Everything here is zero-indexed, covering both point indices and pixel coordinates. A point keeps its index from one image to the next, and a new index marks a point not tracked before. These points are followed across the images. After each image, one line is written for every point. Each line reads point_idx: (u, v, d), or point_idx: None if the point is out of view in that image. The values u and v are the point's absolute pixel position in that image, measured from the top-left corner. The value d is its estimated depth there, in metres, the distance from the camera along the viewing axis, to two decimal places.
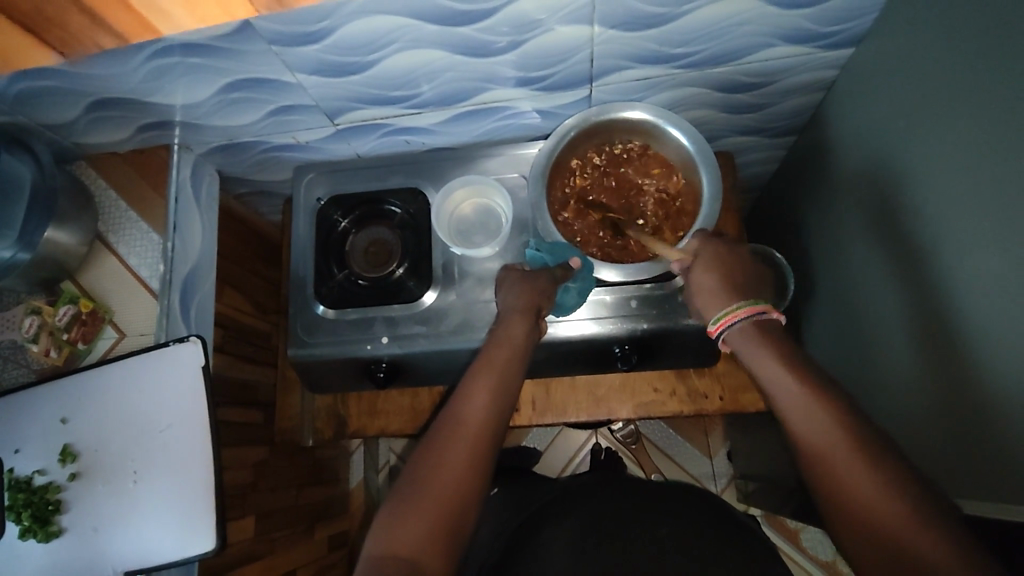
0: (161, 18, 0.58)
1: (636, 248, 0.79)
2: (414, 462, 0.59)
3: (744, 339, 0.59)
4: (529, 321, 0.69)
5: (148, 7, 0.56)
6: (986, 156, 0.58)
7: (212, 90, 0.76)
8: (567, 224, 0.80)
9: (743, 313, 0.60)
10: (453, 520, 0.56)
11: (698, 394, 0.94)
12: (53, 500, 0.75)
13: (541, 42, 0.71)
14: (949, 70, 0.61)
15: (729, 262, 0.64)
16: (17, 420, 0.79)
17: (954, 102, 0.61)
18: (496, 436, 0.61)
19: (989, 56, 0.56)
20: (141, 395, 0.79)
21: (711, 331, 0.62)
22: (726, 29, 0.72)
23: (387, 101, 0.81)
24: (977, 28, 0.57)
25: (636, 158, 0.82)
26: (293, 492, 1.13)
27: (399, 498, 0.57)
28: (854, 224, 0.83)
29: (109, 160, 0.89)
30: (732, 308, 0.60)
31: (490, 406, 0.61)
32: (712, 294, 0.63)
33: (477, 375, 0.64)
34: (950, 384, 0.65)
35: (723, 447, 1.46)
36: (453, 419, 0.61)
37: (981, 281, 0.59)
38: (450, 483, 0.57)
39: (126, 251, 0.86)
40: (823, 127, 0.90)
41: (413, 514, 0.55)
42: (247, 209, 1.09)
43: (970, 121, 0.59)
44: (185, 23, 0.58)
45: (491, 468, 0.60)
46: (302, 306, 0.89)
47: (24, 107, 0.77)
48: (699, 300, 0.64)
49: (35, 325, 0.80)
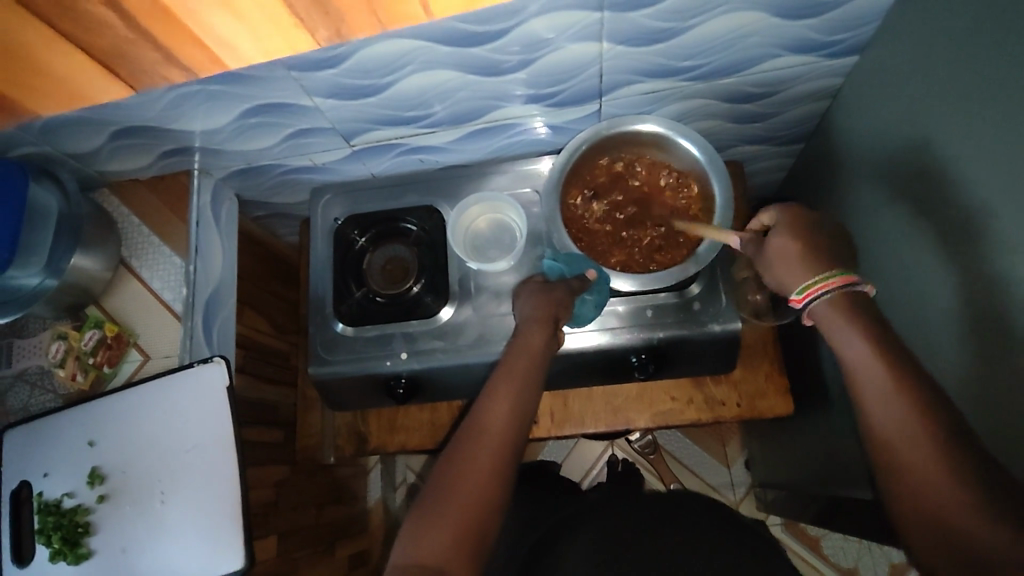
0: (225, 47, 0.60)
1: (664, 258, 0.80)
2: (439, 473, 0.60)
3: (830, 310, 0.58)
4: (547, 331, 0.71)
5: (216, 42, 0.59)
6: (989, 160, 0.59)
7: (232, 116, 0.78)
8: (656, 261, 0.80)
9: (835, 283, 0.58)
10: (478, 529, 0.57)
11: (715, 401, 0.95)
12: (83, 522, 0.76)
13: (551, 59, 0.73)
14: (953, 74, 0.62)
15: (812, 231, 0.61)
16: (42, 445, 0.80)
17: (957, 103, 0.62)
18: (516, 446, 0.62)
19: (989, 61, 0.58)
20: (166, 415, 0.80)
21: (796, 301, 0.60)
22: (731, 42, 0.74)
23: (401, 121, 0.83)
24: (975, 33, 0.59)
25: (601, 190, 0.82)
26: (314, 511, 1.14)
27: (426, 505, 0.58)
28: (865, 228, 0.84)
29: (130, 187, 0.91)
30: (824, 277, 0.58)
31: (512, 414, 0.63)
32: (796, 265, 0.60)
33: (498, 386, 0.64)
34: (965, 383, 0.65)
35: (741, 455, 1.46)
36: (474, 427, 0.62)
37: (990, 280, 0.60)
38: (475, 492, 0.58)
39: (149, 274, 0.87)
40: (829, 134, 0.91)
41: (436, 524, 0.56)
42: (265, 231, 1.10)
43: (971, 125, 0.61)
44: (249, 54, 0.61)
45: (513, 476, 0.61)
46: (321, 325, 0.90)
47: (51, 137, 0.80)
48: (778, 268, 0.62)
49: (62, 350, 0.82)
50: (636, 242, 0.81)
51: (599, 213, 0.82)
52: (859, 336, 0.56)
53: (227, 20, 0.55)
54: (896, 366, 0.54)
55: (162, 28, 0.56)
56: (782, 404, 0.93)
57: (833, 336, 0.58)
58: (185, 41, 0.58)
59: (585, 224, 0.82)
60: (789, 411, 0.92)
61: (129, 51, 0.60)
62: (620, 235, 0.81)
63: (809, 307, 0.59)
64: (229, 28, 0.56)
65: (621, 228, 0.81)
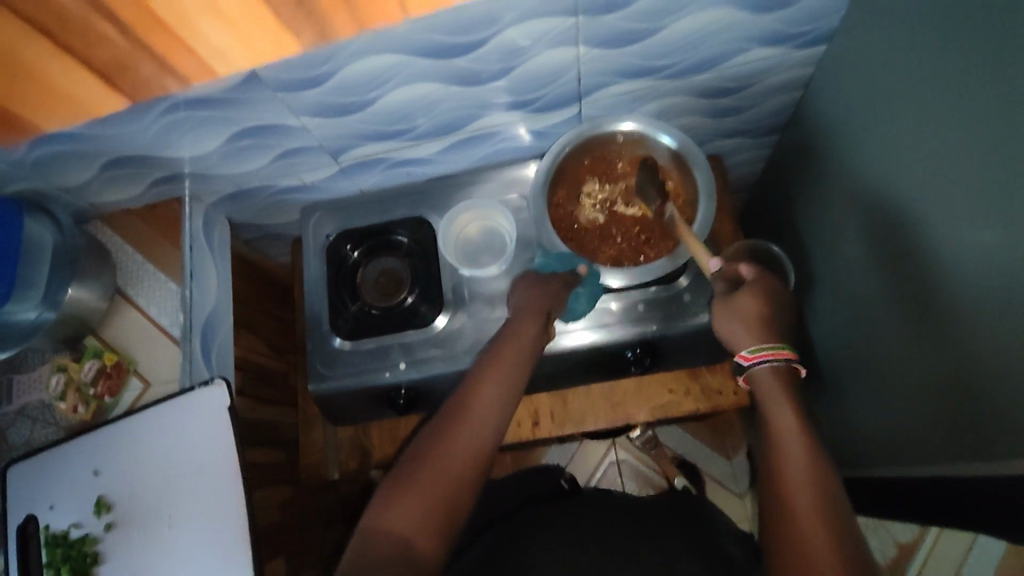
0: (214, 54, 0.61)
1: (652, 251, 0.81)
2: (421, 445, 0.64)
3: (766, 380, 0.67)
4: (539, 322, 0.75)
5: (206, 50, 0.60)
6: (960, 134, 0.61)
7: (220, 140, 0.79)
8: (645, 254, 0.81)
9: (780, 355, 0.67)
10: (452, 501, 0.60)
11: (712, 391, 0.96)
12: (91, 552, 0.76)
13: (530, 66, 0.75)
14: (917, 56, 0.65)
15: (770, 302, 0.72)
16: (47, 479, 0.80)
17: (925, 85, 0.65)
18: (499, 429, 0.66)
19: (949, 40, 0.60)
20: (170, 440, 0.80)
21: (744, 356, 0.69)
22: (703, 39, 0.76)
23: (387, 136, 0.84)
24: (937, 15, 0.61)
25: (586, 188, 0.84)
26: (321, 531, 1.14)
27: (401, 475, 0.61)
28: (845, 211, 0.86)
29: (121, 217, 0.92)
30: (773, 347, 0.68)
31: (500, 396, 0.66)
32: (746, 327, 0.70)
33: (487, 369, 0.68)
34: (952, 353, 0.67)
35: (743, 448, 1.47)
36: (460, 406, 0.66)
37: (969, 251, 0.62)
38: (453, 464, 0.62)
39: (145, 302, 0.88)
40: (804, 123, 0.93)
41: (411, 493, 0.60)
42: (257, 253, 1.11)
43: (940, 103, 0.63)
44: (237, 60, 0.62)
45: (490, 460, 0.65)
46: (319, 341, 0.91)
47: (42, 173, 0.81)
48: (729, 324, 0.71)
49: (62, 383, 0.83)
50: (624, 238, 0.82)
51: (585, 212, 0.84)
52: (790, 409, 0.64)
53: (221, 28, 0.57)
54: (818, 448, 0.61)
55: (162, 42, 0.58)
56: None
57: (761, 401, 0.66)
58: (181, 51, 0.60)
59: (572, 223, 0.83)
60: None
61: (132, 63, 0.61)
62: (607, 232, 0.83)
63: (752, 367, 0.68)
64: (219, 35, 0.58)
65: (608, 225, 0.83)
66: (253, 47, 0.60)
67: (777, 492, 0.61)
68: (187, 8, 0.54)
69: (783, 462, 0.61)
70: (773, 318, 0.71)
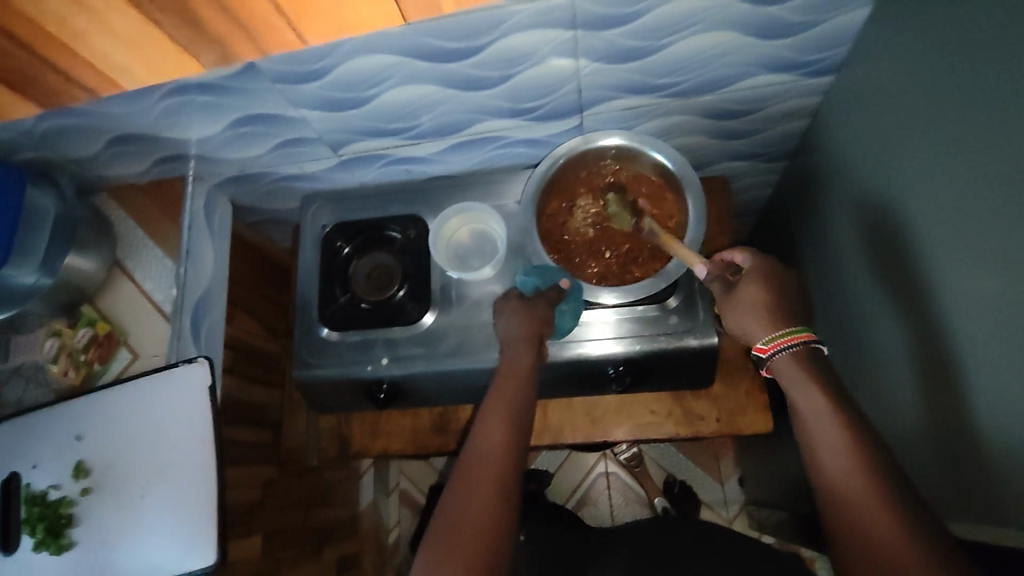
0: (120, 72, 0.65)
1: (638, 271, 0.80)
2: (448, 497, 0.64)
3: (788, 365, 0.63)
4: (534, 349, 0.74)
5: (110, 67, 0.64)
6: (969, 177, 0.59)
7: (223, 125, 0.81)
8: (631, 273, 0.80)
9: (800, 338, 0.63)
10: (491, 549, 0.60)
11: (694, 416, 0.95)
12: (66, 514, 0.79)
13: (530, 74, 0.75)
14: (926, 94, 0.63)
15: (780, 285, 0.66)
16: (32, 438, 0.83)
17: (933, 124, 0.63)
18: (515, 461, 0.66)
19: (958, 79, 0.58)
20: (151, 413, 0.82)
21: (761, 349, 0.64)
22: (708, 60, 0.75)
23: (387, 132, 0.85)
24: (947, 53, 0.59)
25: (579, 202, 0.83)
26: (302, 513, 1.16)
27: (438, 529, 0.61)
28: (852, 244, 0.83)
29: (126, 191, 0.94)
30: (789, 332, 0.63)
31: (508, 434, 0.67)
32: (760, 315, 0.65)
33: (491, 413, 0.69)
34: (951, 404, 0.65)
35: (735, 473, 1.45)
36: (474, 453, 0.66)
37: (974, 302, 0.60)
38: (482, 514, 0.61)
39: (142, 276, 0.90)
40: (811, 152, 0.91)
41: (449, 553, 0.59)
42: (260, 236, 1.13)
43: (947, 144, 0.61)
44: (145, 77, 0.66)
45: (516, 493, 0.64)
46: (307, 329, 0.92)
47: (51, 142, 0.83)
48: (738, 315, 0.67)
49: (56, 347, 0.86)
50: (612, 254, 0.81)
51: (575, 225, 0.83)
52: (815, 389, 0.60)
53: (114, 43, 0.60)
54: (856, 429, 0.58)
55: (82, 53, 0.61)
56: (761, 421, 0.93)
57: (789, 389, 0.62)
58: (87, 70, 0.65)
59: (561, 234, 0.83)
60: (768, 427, 0.92)
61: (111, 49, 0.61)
62: (596, 246, 0.82)
63: (771, 358, 0.64)
64: (119, 53, 0.62)
65: (597, 239, 0.82)
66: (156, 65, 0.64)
67: (838, 510, 0.56)
68: (82, 29, 0.58)
69: (831, 471, 0.57)
70: (788, 307, 0.65)
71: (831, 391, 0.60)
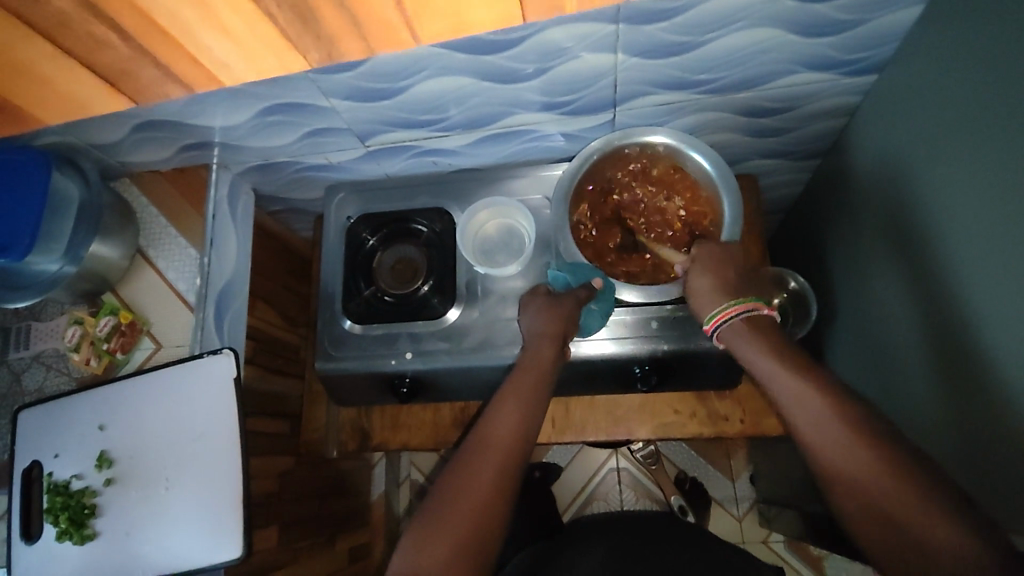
0: (220, 67, 0.57)
1: (669, 271, 0.80)
2: (443, 482, 0.62)
3: (738, 335, 0.64)
4: (556, 346, 0.72)
5: (213, 65, 0.57)
6: (1010, 183, 0.57)
7: (250, 114, 0.80)
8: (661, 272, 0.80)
9: (739, 310, 0.64)
10: (485, 537, 0.59)
11: (718, 416, 0.94)
12: (89, 504, 0.78)
13: (567, 68, 0.73)
14: (969, 97, 0.62)
15: (720, 263, 0.69)
16: (54, 426, 0.82)
17: (980, 126, 0.61)
18: (523, 453, 0.64)
19: (1003, 84, 0.57)
20: (175, 404, 0.82)
21: (708, 328, 0.66)
22: (749, 57, 0.73)
23: (416, 124, 0.84)
24: (996, 55, 0.58)
25: (611, 198, 0.83)
26: (316, 504, 1.16)
27: (427, 516, 0.60)
28: (881, 247, 0.82)
29: (149, 178, 0.93)
30: (727, 306, 0.65)
31: (519, 423, 0.65)
32: (708, 295, 0.67)
33: (506, 397, 0.67)
34: (979, 414, 0.64)
35: (746, 470, 1.45)
36: (478, 440, 0.64)
37: (1008, 313, 0.59)
38: (481, 504, 0.60)
39: (165, 265, 0.89)
40: (845, 152, 0.90)
41: (436, 537, 0.58)
42: (280, 225, 1.12)
43: (992, 146, 0.59)
44: (245, 75, 0.59)
45: (518, 484, 0.63)
46: (330, 322, 0.92)
47: (75, 128, 0.82)
48: (693, 299, 0.69)
49: (78, 335, 0.84)
50: (643, 253, 0.81)
51: (606, 222, 0.82)
52: (766, 355, 0.61)
53: (222, 40, 0.53)
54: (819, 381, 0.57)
55: (161, 50, 0.55)
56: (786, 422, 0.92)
57: (743, 357, 0.63)
58: (183, 63, 0.57)
59: (592, 232, 0.82)
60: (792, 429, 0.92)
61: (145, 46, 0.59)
62: (627, 245, 0.81)
63: (718, 334, 0.65)
64: (221, 47, 0.54)
65: (629, 238, 0.82)
66: (259, 63, 0.57)
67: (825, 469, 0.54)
68: (189, 22, 0.51)
69: (811, 429, 0.55)
70: (733, 285, 0.67)
71: (784, 350, 0.60)
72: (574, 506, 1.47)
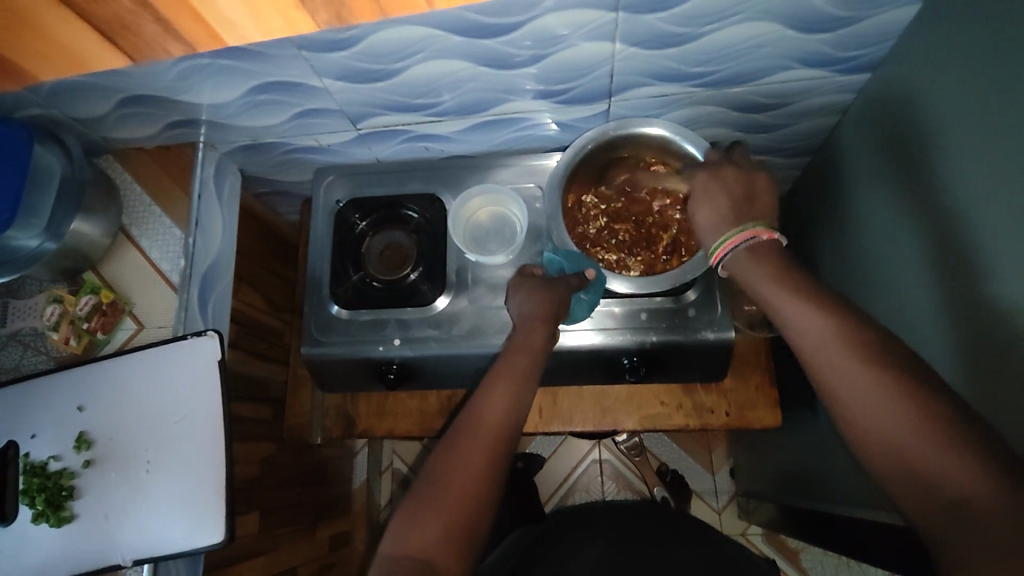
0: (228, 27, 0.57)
1: (631, 266, 0.82)
2: (432, 466, 0.62)
3: (745, 265, 0.59)
4: (547, 328, 0.72)
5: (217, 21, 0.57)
6: (982, 186, 0.58)
7: (240, 91, 0.78)
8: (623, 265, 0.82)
9: (743, 236, 0.60)
10: (470, 520, 0.59)
11: (703, 409, 0.95)
12: (67, 485, 0.76)
13: (563, 55, 0.73)
14: (947, 98, 0.63)
15: (729, 189, 0.64)
16: (30, 406, 0.80)
17: (952, 128, 0.62)
18: (510, 437, 0.64)
19: (984, 87, 0.57)
20: (157, 387, 0.80)
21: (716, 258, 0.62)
22: (745, 51, 0.74)
23: (409, 108, 0.83)
24: (974, 60, 0.58)
25: (609, 178, 0.84)
26: (299, 490, 1.15)
27: (418, 497, 0.60)
28: (863, 244, 0.82)
29: (133, 155, 0.91)
30: (740, 230, 0.60)
31: (509, 407, 0.64)
32: (714, 223, 0.63)
33: (497, 379, 0.66)
34: None
35: (726, 464, 1.47)
36: (469, 424, 0.63)
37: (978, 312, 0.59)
38: (469, 486, 0.60)
39: (148, 244, 0.87)
40: (836, 149, 0.91)
41: (427, 517, 0.58)
42: (266, 208, 1.11)
43: (964, 148, 0.60)
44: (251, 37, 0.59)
45: (506, 470, 0.63)
46: (317, 306, 0.91)
47: (58, 100, 0.80)
48: (701, 231, 0.65)
49: (57, 314, 0.82)
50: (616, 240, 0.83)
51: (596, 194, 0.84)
52: (775, 286, 0.56)
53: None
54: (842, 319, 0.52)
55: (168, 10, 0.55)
56: (769, 416, 0.93)
57: (752, 292, 0.59)
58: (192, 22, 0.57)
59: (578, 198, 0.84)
60: (775, 422, 0.93)
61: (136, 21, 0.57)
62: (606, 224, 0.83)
63: (725, 263, 0.61)
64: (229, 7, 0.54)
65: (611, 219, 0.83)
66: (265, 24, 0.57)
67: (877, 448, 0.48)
68: None
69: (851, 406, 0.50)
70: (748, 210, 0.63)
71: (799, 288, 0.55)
72: (556, 496, 1.47)
